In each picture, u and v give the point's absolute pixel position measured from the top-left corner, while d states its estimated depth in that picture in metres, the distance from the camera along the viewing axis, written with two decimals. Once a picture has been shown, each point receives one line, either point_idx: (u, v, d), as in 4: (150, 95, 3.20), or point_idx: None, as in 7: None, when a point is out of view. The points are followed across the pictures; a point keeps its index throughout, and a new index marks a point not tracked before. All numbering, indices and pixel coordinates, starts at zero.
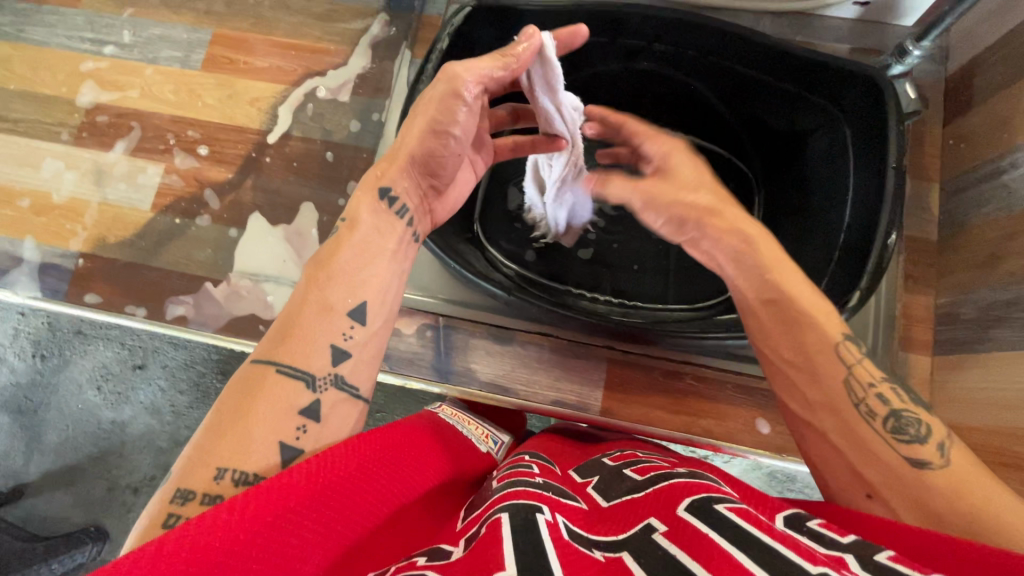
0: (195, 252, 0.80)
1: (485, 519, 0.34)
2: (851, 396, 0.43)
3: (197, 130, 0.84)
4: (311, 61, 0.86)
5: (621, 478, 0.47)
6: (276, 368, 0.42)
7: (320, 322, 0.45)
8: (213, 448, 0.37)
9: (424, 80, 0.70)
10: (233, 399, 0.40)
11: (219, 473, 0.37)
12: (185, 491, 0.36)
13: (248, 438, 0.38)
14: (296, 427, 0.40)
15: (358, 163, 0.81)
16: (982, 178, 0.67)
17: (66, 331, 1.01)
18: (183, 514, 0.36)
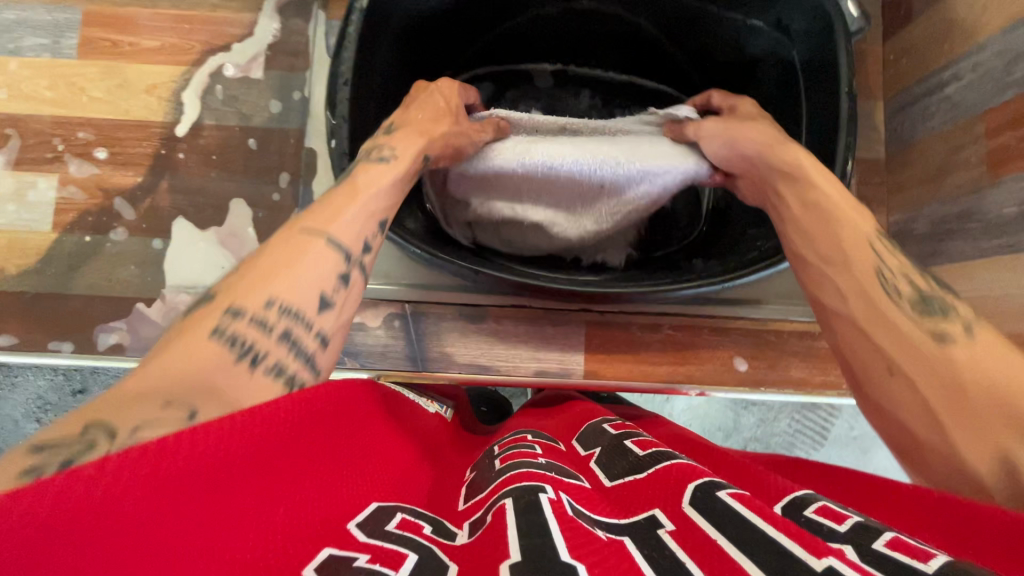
0: (119, 271, 0.71)
1: (491, 505, 0.33)
2: (883, 285, 0.41)
3: (89, 130, 0.73)
4: (209, 34, 0.75)
5: (623, 451, 0.46)
6: (324, 239, 0.41)
7: (358, 214, 0.45)
8: (263, 280, 0.37)
9: (348, 46, 0.61)
10: (280, 249, 0.39)
11: (269, 300, 0.36)
12: (236, 309, 0.36)
13: (292, 283, 0.38)
14: (333, 286, 0.40)
15: (288, 148, 0.73)
16: (926, 93, 0.67)
17: None
18: (228, 329, 0.34)
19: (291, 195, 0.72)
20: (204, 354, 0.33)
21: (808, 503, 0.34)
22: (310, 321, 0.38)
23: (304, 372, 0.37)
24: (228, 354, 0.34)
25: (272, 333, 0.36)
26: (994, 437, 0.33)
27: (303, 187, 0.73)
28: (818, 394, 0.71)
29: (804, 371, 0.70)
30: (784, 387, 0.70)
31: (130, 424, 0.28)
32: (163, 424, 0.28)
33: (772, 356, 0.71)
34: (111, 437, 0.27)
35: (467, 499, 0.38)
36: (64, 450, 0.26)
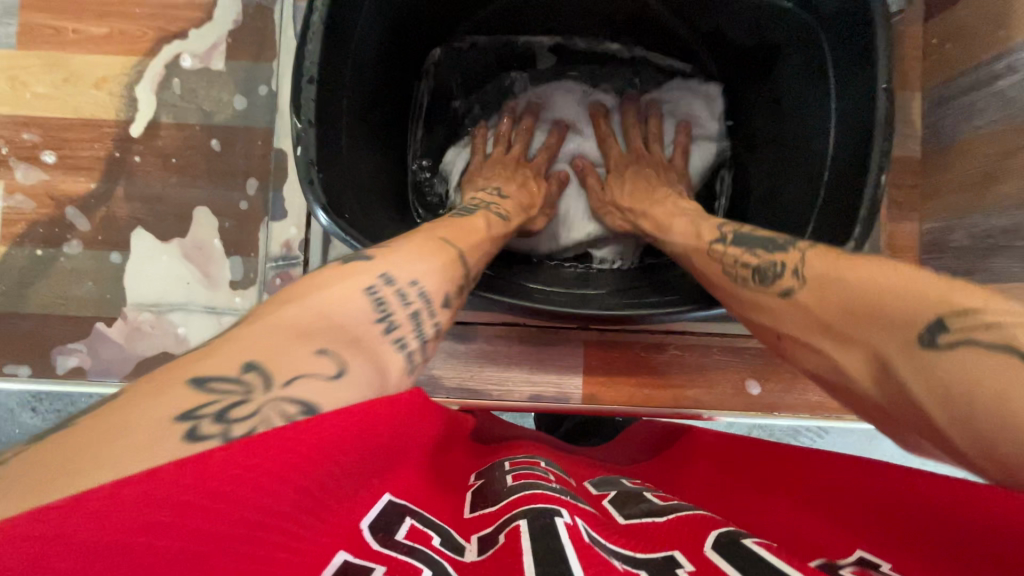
0: (74, 288, 0.65)
1: (502, 522, 0.29)
2: (733, 278, 0.44)
3: (34, 131, 0.66)
4: (163, 19, 0.66)
5: (640, 497, 0.38)
6: (456, 250, 0.45)
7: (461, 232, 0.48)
8: (411, 260, 0.39)
9: (314, 39, 0.54)
10: (424, 244, 0.43)
11: (415, 281, 0.38)
12: (390, 277, 0.36)
13: (427, 271, 0.40)
14: (454, 290, 0.42)
15: (255, 150, 0.66)
16: (974, 85, 0.59)
17: None
18: (383, 288, 0.35)
19: (260, 204, 0.66)
20: (361, 305, 0.33)
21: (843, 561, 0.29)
22: (437, 312, 0.39)
23: (420, 360, 0.37)
24: (377, 314, 0.34)
25: (410, 306, 0.36)
26: (879, 344, 0.30)
27: (274, 194, 0.66)
28: (836, 420, 0.65)
29: (822, 395, 0.65)
30: (799, 412, 0.65)
31: (287, 374, 0.27)
32: (318, 373, 0.28)
33: (787, 379, 0.65)
34: (266, 385, 0.26)
35: (474, 507, 0.33)
36: (225, 395, 0.25)
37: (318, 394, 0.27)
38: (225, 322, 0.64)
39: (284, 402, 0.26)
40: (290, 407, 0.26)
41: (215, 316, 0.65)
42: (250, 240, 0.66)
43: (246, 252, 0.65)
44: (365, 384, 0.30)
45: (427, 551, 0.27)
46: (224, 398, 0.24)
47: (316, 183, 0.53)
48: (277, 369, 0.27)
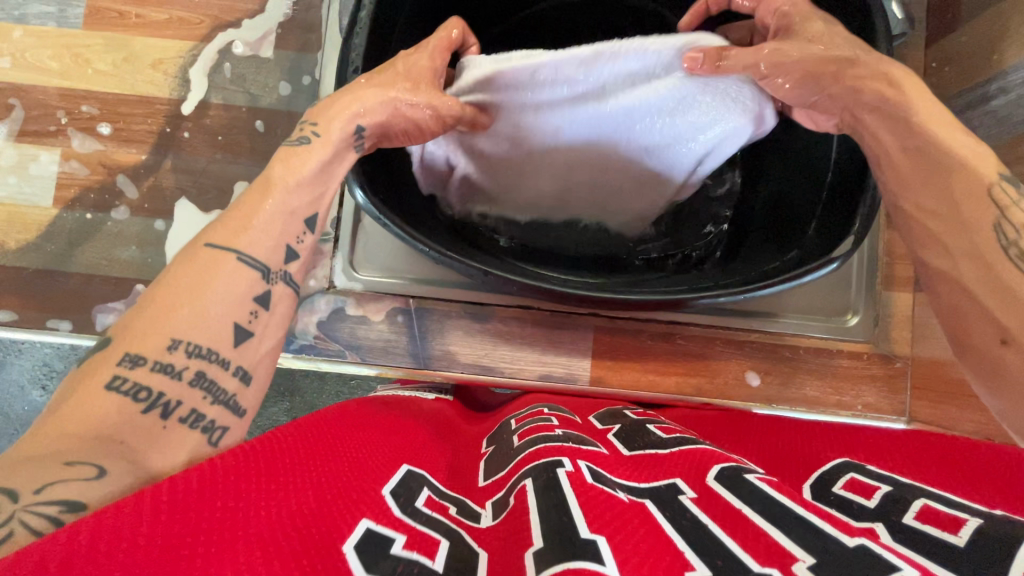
0: (118, 250, 0.69)
1: (513, 484, 0.36)
2: (999, 240, 0.37)
3: (93, 105, 0.71)
4: (220, 9, 0.72)
5: (644, 430, 0.50)
6: (234, 256, 0.35)
7: (275, 220, 0.38)
8: (167, 317, 0.32)
9: (360, 32, 0.59)
10: (185, 275, 0.34)
11: (173, 342, 0.32)
12: (135, 356, 0.31)
13: (202, 313, 0.33)
14: (248, 311, 0.35)
15: (296, 132, 0.71)
16: (968, 105, 0.63)
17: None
18: (131, 377, 0.30)
19: None
20: (103, 413, 0.29)
21: (835, 480, 0.38)
22: (227, 358, 0.33)
23: (224, 414, 0.33)
24: (132, 406, 0.30)
25: (179, 378, 0.32)
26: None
27: None
28: (831, 415, 0.68)
29: (818, 391, 0.68)
30: (796, 406, 0.68)
31: (37, 482, 0.25)
32: (74, 478, 0.26)
33: (786, 374, 0.68)
34: (15, 498, 0.25)
35: (486, 477, 0.42)
36: None
37: (78, 492, 0.26)
38: None
39: (38, 507, 0.25)
40: (46, 510, 0.25)
41: None
42: None
43: None
44: (136, 475, 0.28)
45: (445, 520, 0.32)
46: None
47: None
48: (18, 485, 0.25)
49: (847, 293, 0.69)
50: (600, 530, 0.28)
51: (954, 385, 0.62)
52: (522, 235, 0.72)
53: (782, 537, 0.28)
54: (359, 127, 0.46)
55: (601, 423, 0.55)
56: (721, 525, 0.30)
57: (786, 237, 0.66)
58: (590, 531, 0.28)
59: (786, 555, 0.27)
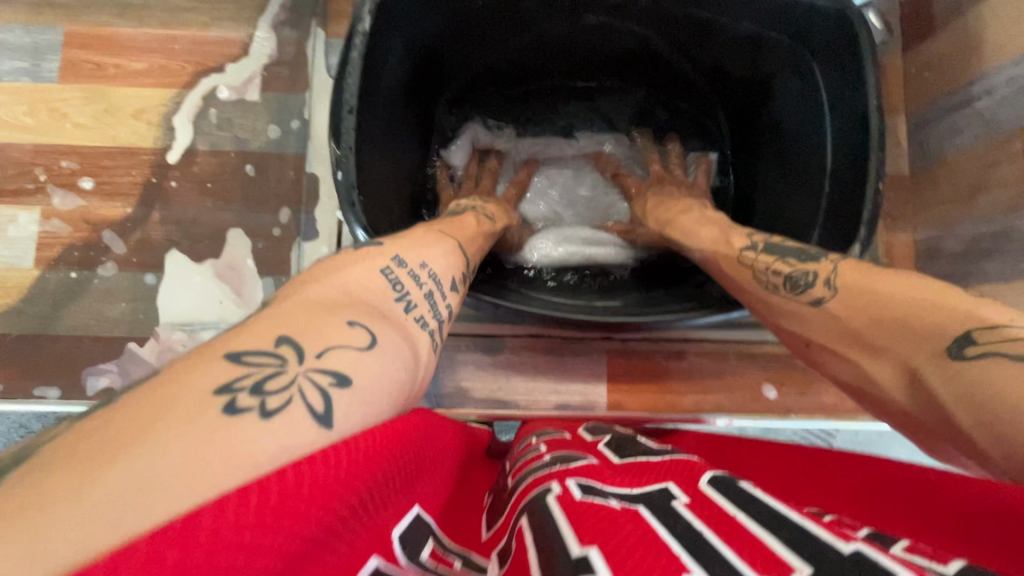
0: (108, 309, 0.66)
1: (513, 527, 0.33)
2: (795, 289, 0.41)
3: (73, 159, 0.68)
4: (202, 55, 0.71)
5: (635, 442, 0.49)
6: (455, 241, 0.47)
7: (474, 238, 0.52)
8: (415, 249, 0.40)
9: (352, 73, 0.58)
10: (426, 236, 0.44)
11: (423, 262, 0.39)
12: (400, 262, 0.37)
13: (433, 257, 0.41)
14: (460, 278, 0.44)
15: (288, 174, 0.69)
16: (952, 107, 0.65)
17: None
18: (397, 272, 0.36)
19: (293, 227, 0.68)
20: (376, 283, 0.34)
21: (825, 514, 0.32)
22: (445, 292, 0.39)
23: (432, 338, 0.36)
24: (392, 290, 0.34)
25: (421, 287, 0.37)
26: (904, 355, 0.32)
27: (306, 216, 0.68)
28: (850, 421, 0.68)
29: (835, 398, 0.68)
30: (816, 415, 0.67)
31: (319, 346, 0.26)
32: (348, 345, 0.27)
33: (802, 383, 0.68)
34: (300, 357, 0.25)
35: (488, 528, 0.37)
36: (260, 366, 0.24)
37: (350, 364, 0.26)
38: None
39: (317, 372, 0.25)
40: (323, 379, 0.25)
41: None
42: (282, 260, 0.68)
43: (279, 272, 0.68)
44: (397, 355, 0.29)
45: (445, 573, 0.30)
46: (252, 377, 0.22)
47: (358, 204, 0.55)
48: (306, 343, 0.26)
49: None
50: (592, 542, 0.28)
51: None
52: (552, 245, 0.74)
53: (777, 543, 0.27)
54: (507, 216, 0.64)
55: (591, 435, 0.53)
56: (714, 530, 0.29)
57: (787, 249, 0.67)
58: (581, 546, 0.27)
59: (782, 565, 0.25)
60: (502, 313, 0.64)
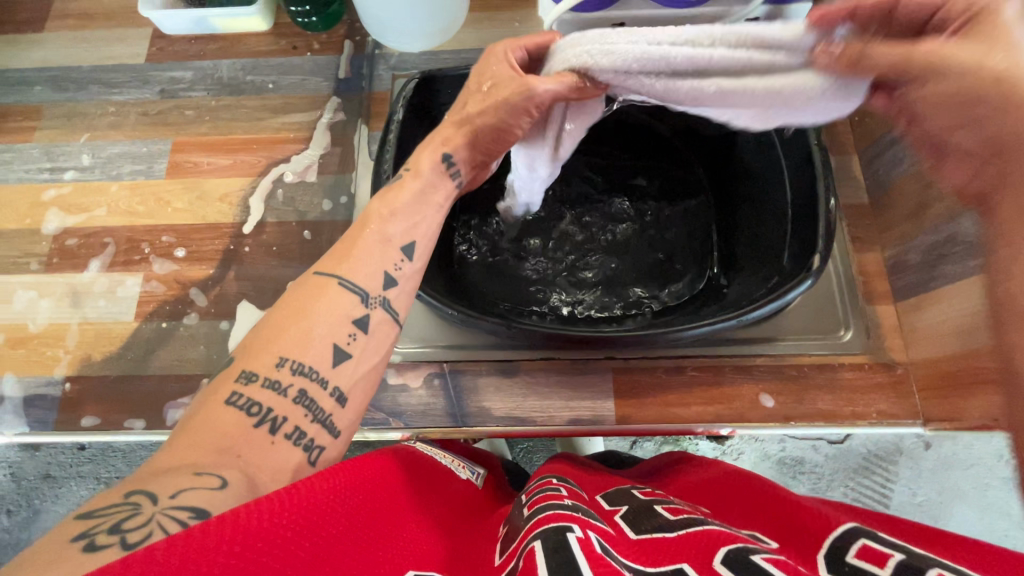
0: (189, 351, 0.80)
1: (522, 550, 0.39)
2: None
3: (171, 235, 0.86)
4: (273, 151, 0.90)
5: (652, 514, 0.48)
6: (337, 280, 0.50)
7: (376, 247, 0.53)
8: (274, 341, 0.45)
9: (389, 149, 0.75)
10: (300, 299, 0.48)
11: (281, 360, 0.44)
12: (250, 373, 0.43)
13: (304, 339, 0.46)
14: (348, 334, 0.48)
15: (338, 235, 0.85)
16: (891, 142, 0.76)
17: (34, 478, 1.07)
18: (245, 391, 0.42)
19: None
20: (225, 418, 0.40)
21: (848, 547, 0.37)
22: (325, 377, 0.45)
23: (321, 434, 0.44)
24: (249, 417, 0.41)
25: (285, 394, 0.43)
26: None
27: None
28: (850, 426, 0.71)
29: (832, 404, 0.72)
30: (816, 421, 0.72)
31: (171, 490, 0.34)
32: (201, 487, 0.35)
33: (798, 392, 0.73)
34: (154, 500, 0.33)
35: (501, 552, 0.42)
36: (111, 517, 0.32)
37: (205, 500, 0.34)
38: None
39: (172, 510, 0.33)
40: (180, 515, 0.33)
41: None
42: None
43: None
44: (246, 487, 0.37)
45: None
46: (111, 519, 0.32)
47: None
48: (157, 491, 0.34)
49: (836, 311, 0.77)
50: None
51: (954, 378, 0.66)
52: (560, 289, 0.81)
53: None
54: (447, 156, 0.62)
55: (609, 503, 0.53)
56: None
57: (769, 267, 0.76)
58: None
59: None
60: (517, 336, 0.73)
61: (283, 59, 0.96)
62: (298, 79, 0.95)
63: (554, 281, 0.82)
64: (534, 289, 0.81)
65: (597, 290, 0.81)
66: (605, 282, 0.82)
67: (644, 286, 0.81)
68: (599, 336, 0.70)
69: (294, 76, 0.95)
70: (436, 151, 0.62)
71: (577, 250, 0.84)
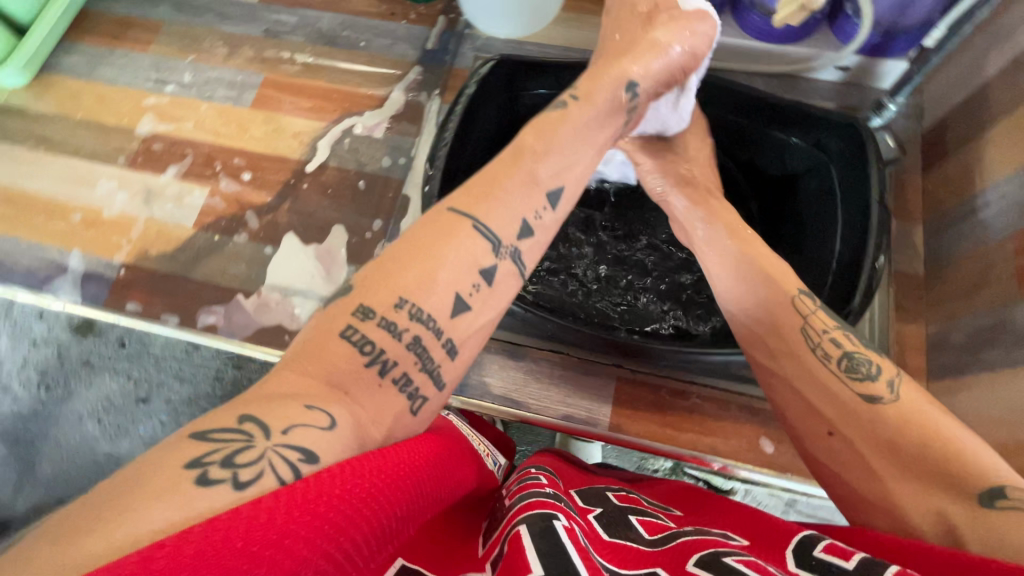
0: (231, 267, 0.86)
1: (508, 532, 0.36)
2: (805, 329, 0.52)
3: (242, 159, 0.92)
4: (350, 103, 0.96)
5: (627, 523, 0.43)
6: (472, 222, 0.46)
7: (521, 192, 0.49)
8: (392, 280, 0.43)
9: (453, 120, 0.79)
10: (431, 235, 0.46)
11: (401, 301, 0.42)
12: (367, 310, 0.42)
13: (431, 280, 0.44)
14: (471, 284, 0.45)
15: (389, 192, 0.89)
16: (960, 217, 0.73)
17: (75, 362, 1.15)
18: (361, 327, 0.41)
19: (382, 231, 0.86)
20: (339, 354, 0.40)
21: (816, 543, 0.36)
22: (440, 326, 0.44)
23: (427, 383, 0.43)
24: (360, 354, 0.41)
25: (400, 338, 0.42)
26: (807, 347, 0.51)
27: (393, 224, 0.86)
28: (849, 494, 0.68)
29: None
30: (812, 480, 0.69)
31: (284, 425, 0.34)
32: (313, 424, 0.35)
33: None
34: (267, 435, 0.34)
35: (485, 544, 0.41)
36: (224, 445, 0.32)
37: (314, 442, 0.34)
38: None
39: (284, 449, 0.33)
40: (290, 455, 0.33)
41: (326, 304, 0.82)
42: (367, 255, 0.85)
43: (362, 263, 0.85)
44: (352, 429, 0.37)
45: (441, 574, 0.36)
46: (226, 445, 0.32)
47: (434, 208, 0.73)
48: (269, 424, 0.34)
49: None
50: None
51: None
52: (585, 289, 0.82)
53: None
54: (632, 83, 0.60)
55: (581, 500, 0.47)
56: None
57: None
58: None
59: None
60: (534, 322, 0.73)
61: (379, 22, 1.01)
62: (389, 42, 1.00)
63: (581, 279, 0.83)
64: (562, 282, 0.82)
65: (622, 297, 0.81)
66: (635, 294, 0.82)
67: (671, 305, 0.81)
68: (613, 340, 0.69)
69: (385, 39, 1.00)
70: (616, 82, 0.59)
71: (620, 258, 0.84)
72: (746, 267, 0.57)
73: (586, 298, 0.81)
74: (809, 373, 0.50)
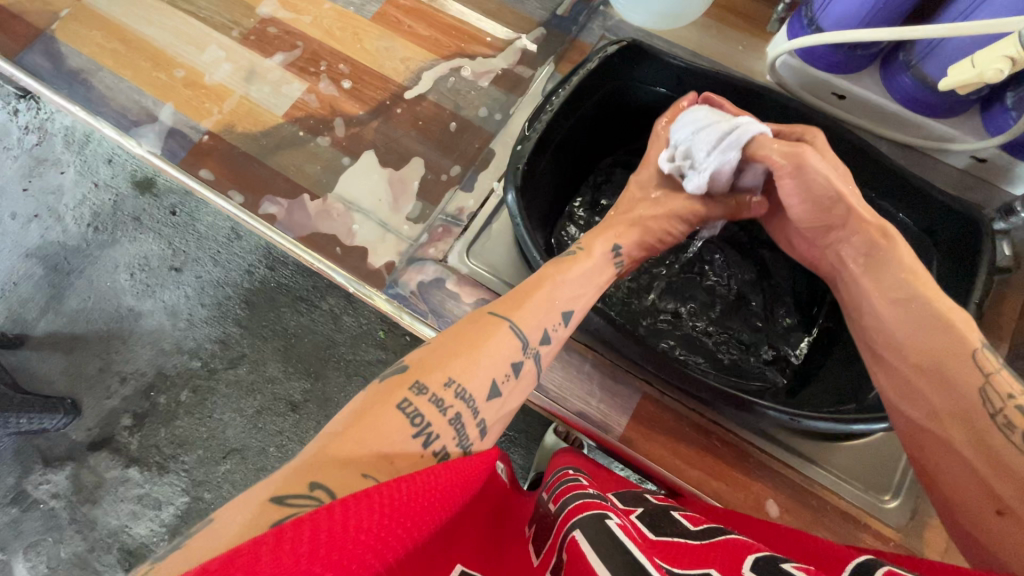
0: (307, 165, 0.86)
1: (563, 537, 0.40)
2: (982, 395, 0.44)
3: (348, 66, 0.92)
4: (466, 45, 0.94)
5: (672, 519, 0.48)
6: (509, 323, 0.51)
7: (547, 306, 0.54)
8: (444, 363, 0.46)
9: (565, 89, 0.77)
10: (475, 332, 0.49)
11: (449, 381, 0.45)
12: (421, 386, 0.44)
13: (473, 371, 0.47)
14: (504, 374, 0.49)
15: (476, 142, 0.88)
16: None
17: (127, 215, 1.20)
18: (415, 401, 0.43)
19: (458, 176, 0.85)
20: (392, 422, 0.42)
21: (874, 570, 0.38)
22: (478, 408, 0.46)
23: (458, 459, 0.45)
24: (410, 427, 0.42)
25: (445, 412, 0.44)
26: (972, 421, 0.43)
27: (471, 173, 0.85)
28: None
29: None
30: None
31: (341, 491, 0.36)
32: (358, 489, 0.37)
33: (807, 520, 0.68)
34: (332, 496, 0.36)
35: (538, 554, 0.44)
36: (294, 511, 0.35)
37: None
38: (386, 237, 0.81)
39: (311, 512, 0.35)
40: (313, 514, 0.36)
41: (383, 230, 0.82)
42: (436, 195, 0.85)
43: (429, 202, 0.84)
44: None
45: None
46: (302, 513, 0.34)
47: (519, 169, 0.72)
48: (336, 489, 0.36)
49: (890, 475, 0.69)
50: None
51: None
52: (637, 296, 0.78)
53: None
54: (615, 248, 0.64)
55: (621, 502, 0.51)
56: None
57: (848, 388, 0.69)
58: None
59: None
60: None
61: None
62: None
63: (637, 283, 0.79)
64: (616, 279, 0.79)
65: (671, 315, 0.77)
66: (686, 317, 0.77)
67: (719, 339, 0.76)
68: (650, 356, 0.66)
69: None
70: (609, 243, 0.64)
71: (677, 273, 0.80)
72: (905, 301, 0.51)
73: (635, 305, 0.77)
74: (979, 441, 0.43)
